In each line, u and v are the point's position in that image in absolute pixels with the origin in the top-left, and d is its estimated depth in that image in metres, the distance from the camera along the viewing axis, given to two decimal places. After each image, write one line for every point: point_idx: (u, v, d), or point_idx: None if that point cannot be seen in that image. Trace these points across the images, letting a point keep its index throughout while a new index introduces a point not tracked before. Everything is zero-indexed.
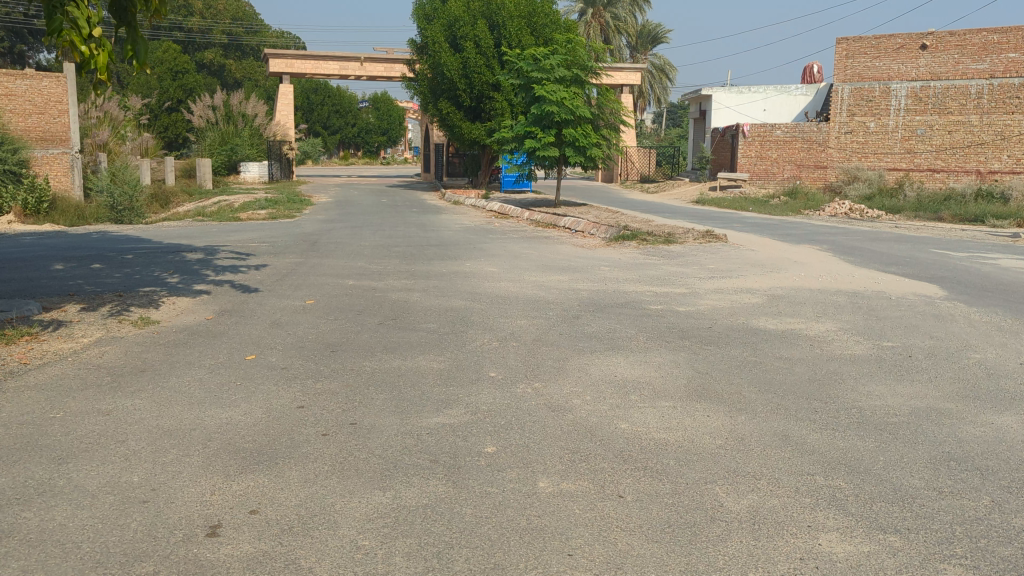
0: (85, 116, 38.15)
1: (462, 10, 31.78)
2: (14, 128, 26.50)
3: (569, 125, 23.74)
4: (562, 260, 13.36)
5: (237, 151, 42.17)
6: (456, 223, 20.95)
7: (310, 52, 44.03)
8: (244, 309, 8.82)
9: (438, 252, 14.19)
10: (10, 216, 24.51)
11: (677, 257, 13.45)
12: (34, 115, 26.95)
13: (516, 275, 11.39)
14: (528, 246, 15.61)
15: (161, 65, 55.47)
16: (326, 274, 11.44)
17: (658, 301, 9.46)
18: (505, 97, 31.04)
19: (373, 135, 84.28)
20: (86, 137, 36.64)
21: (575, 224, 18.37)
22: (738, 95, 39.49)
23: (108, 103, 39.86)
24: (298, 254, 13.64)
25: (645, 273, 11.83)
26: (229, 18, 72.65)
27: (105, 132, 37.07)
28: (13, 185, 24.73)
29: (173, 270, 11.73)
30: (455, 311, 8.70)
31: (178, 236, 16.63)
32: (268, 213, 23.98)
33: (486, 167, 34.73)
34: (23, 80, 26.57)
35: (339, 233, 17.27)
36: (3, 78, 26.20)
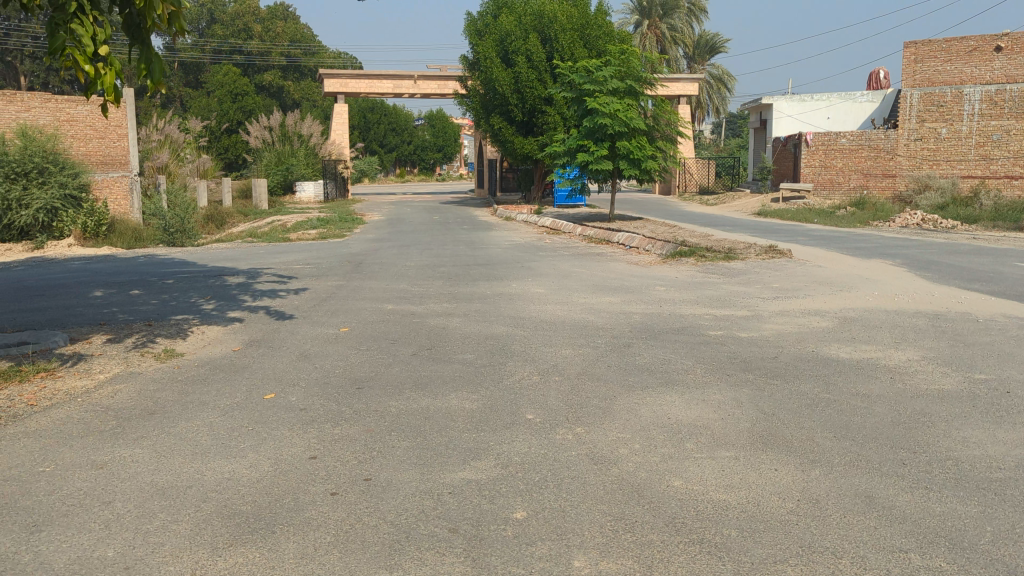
0: (145, 139, 38.78)
1: (514, 24, 31.39)
2: (75, 153, 26.83)
3: (623, 138, 23.04)
4: (614, 279, 12.69)
5: (293, 171, 42.43)
6: (507, 240, 20.41)
7: (365, 72, 44.15)
8: (274, 339, 8.33)
9: (485, 272, 13.64)
10: (70, 239, 24.70)
11: (737, 275, 12.68)
12: (94, 140, 27.27)
13: (564, 297, 10.76)
14: (579, 264, 14.99)
15: (221, 87, 56.40)
16: (365, 298, 10.95)
17: (718, 326, 8.73)
18: (558, 110, 30.47)
19: (428, 152, 84.64)
20: (146, 160, 37.21)
21: (629, 239, 17.63)
22: (801, 103, 38.39)
23: (168, 127, 40.36)
24: (341, 276, 13.22)
25: (702, 293, 11.09)
26: (288, 40, 73.73)
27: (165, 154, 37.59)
28: (73, 210, 24.89)
29: (210, 296, 11.38)
30: (495, 339, 8.10)
31: (224, 258, 16.41)
32: (318, 234, 23.75)
33: (539, 182, 34.21)
34: (83, 106, 26.98)
35: (385, 253, 16.87)
36: (65, 104, 26.57)
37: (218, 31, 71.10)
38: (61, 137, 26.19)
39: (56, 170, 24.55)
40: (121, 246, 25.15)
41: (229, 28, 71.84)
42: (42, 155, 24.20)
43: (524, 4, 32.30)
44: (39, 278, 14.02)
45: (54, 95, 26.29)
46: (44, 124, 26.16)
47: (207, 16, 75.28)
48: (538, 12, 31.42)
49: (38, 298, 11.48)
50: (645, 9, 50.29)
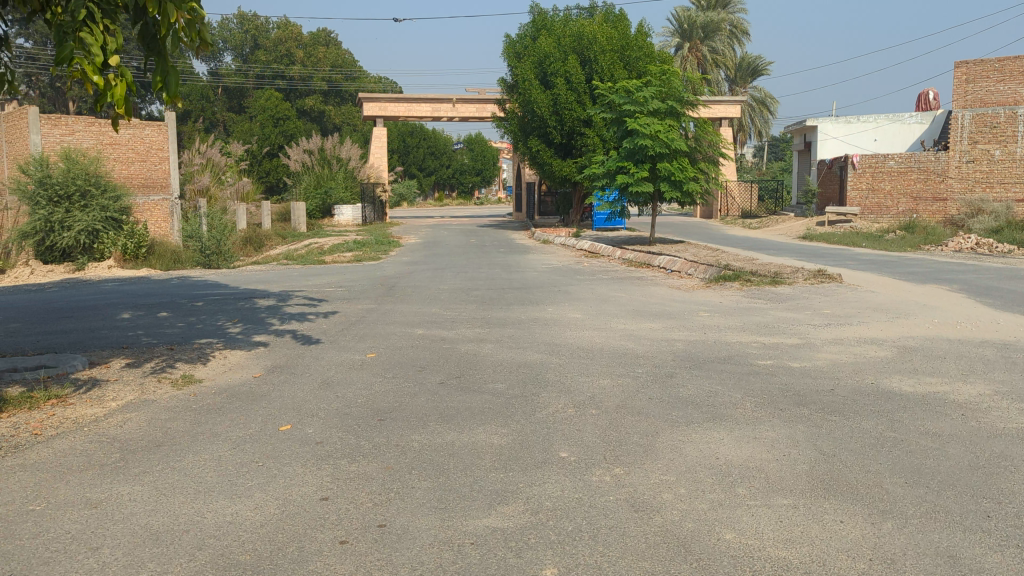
0: (187, 163, 39.21)
1: (553, 46, 31.15)
2: (117, 176, 27.01)
3: (664, 159, 22.54)
4: (656, 303, 12.18)
5: (331, 194, 42.57)
6: (543, 264, 20.02)
7: (404, 95, 44.27)
8: (298, 365, 7.96)
9: (521, 295, 13.23)
10: (110, 261, 24.70)
11: (784, 300, 12.10)
12: (136, 163, 27.45)
13: (604, 322, 10.28)
14: (618, 287, 14.51)
15: (263, 112, 57.04)
16: (397, 322, 10.58)
17: (767, 355, 8.16)
18: (597, 132, 30.08)
19: (467, 175, 84.84)
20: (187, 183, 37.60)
21: (671, 262, 17.12)
22: (846, 125, 37.68)
23: (210, 150, 40.71)
24: (372, 300, 12.89)
25: (749, 319, 10.53)
26: (329, 66, 74.60)
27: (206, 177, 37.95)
28: (114, 231, 24.93)
29: (237, 319, 11.10)
30: (529, 367, 7.63)
31: (255, 281, 16.23)
32: (354, 257, 23.55)
33: (578, 206, 33.85)
34: (126, 129, 27.18)
35: (418, 277, 16.58)
36: (108, 128, 26.84)
37: (261, 57, 72.21)
38: (104, 160, 26.38)
39: (97, 192, 24.65)
40: (159, 268, 25.12)
41: (272, 53, 72.91)
42: (84, 177, 24.32)
43: (563, 25, 32.06)
44: (70, 300, 13.92)
45: (97, 119, 26.51)
46: (87, 147, 26.37)
47: (251, 42, 76.48)
48: (577, 34, 31.17)
49: (65, 320, 11.31)
50: (686, 31, 49.86)
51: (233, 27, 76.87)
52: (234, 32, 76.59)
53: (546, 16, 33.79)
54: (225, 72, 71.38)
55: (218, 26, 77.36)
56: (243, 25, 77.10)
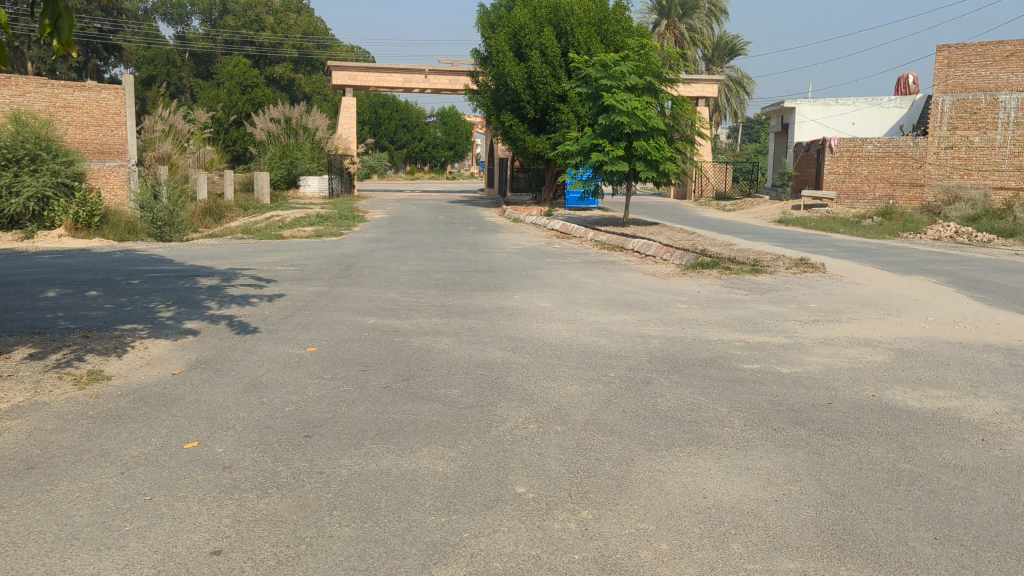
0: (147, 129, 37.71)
1: (529, 17, 30.07)
2: (71, 140, 25.56)
3: (640, 137, 21.68)
4: (629, 292, 11.31)
5: (297, 165, 41.30)
6: (513, 244, 19.10)
7: (374, 65, 42.96)
8: (229, 359, 7.02)
9: (485, 280, 12.31)
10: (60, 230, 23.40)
11: (767, 292, 11.29)
12: (91, 128, 26.02)
13: (573, 314, 9.38)
14: (589, 272, 13.63)
15: (230, 78, 55.35)
16: (347, 309, 9.62)
17: (754, 357, 7.32)
18: (572, 108, 29.10)
19: (439, 149, 83.52)
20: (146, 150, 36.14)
21: (645, 246, 16.29)
22: (824, 108, 36.97)
23: (173, 117, 39.20)
24: (325, 282, 11.93)
25: (730, 314, 9.69)
26: (300, 33, 72.77)
27: (166, 144, 36.51)
28: (65, 199, 23.54)
29: (172, 301, 10.09)
30: (488, 368, 6.72)
31: (204, 257, 15.17)
32: (314, 231, 22.54)
33: (551, 183, 32.92)
34: (81, 92, 25.71)
35: (380, 256, 15.64)
36: (61, 90, 25.37)
37: (230, 21, 70.27)
38: (56, 124, 24.97)
39: (48, 156, 23.31)
40: (112, 238, 23.81)
41: (241, 19, 71.01)
42: (33, 141, 23.02)
43: None
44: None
45: (50, 80, 25.06)
46: (39, 110, 24.92)
47: (220, 7, 74.38)
48: (554, 5, 30.09)
49: None
50: (664, 8, 48.79)
51: None
52: None
53: None
54: (192, 36, 69.36)
55: None
56: None
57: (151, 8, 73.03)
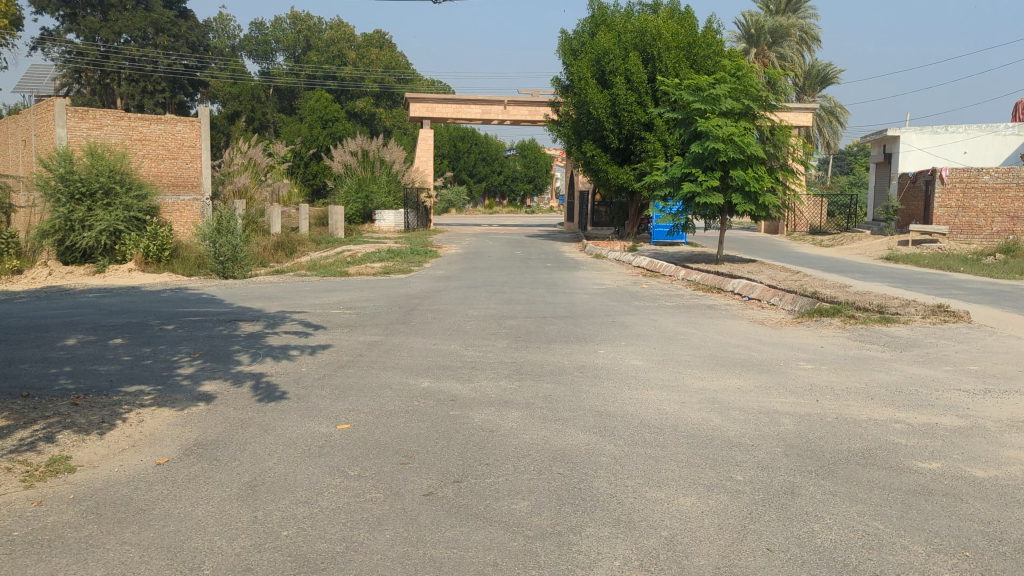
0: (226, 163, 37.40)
1: (613, 42, 28.59)
2: (146, 174, 25.01)
3: (737, 166, 19.81)
4: (739, 347, 9.44)
5: (372, 199, 40.60)
6: (596, 283, 17.39)
7: (452, 97, 42.14)
8: (237, 441, 5.45)
9: (564, 329, 10.61)
10: (131, 263, 22.59)
11: (908, 348, 9.28)
12: (166, 161, 25.45)
13: (673, 378, 7.59)
14: (684, 319, 11.82)
15: (311, 112, 55.47)
16: (399, 366, 8.03)
17: (928, 450, 5.38)
18: (659, 137, 27.34)
19: (519, 183, 82.70)
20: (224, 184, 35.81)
21: (747, 288, 14.37)
22: (932, 136, 34.40)
23: (253, 150, 38.79)
24: (380, 329, 10.43)
25: (871, 379, 7.73)
26: (381, 68, 73.20)
27: (244, 177, 36.12)
28: (137, 233, 22.73)
29: (199, 354, 8.67)
30: (567, 465, 4.96)
31: (256, 297, 13.93)
32: (382, 268, 21.25)
33: (634, 217, 31.14)
34: (157, 125, 25.13)
35: (447, 297, 14.12)
36: (138, 123, 24.75)
37: (313, 57, 71.40)
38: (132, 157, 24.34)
39: (122, 190, 22.61)
40: (184, 273, 22.79)
41: (323, 54, 71.72)
42: (108, 174, 22.34)
43: (625, 21, 29.47)
44: (32, 315, 11.72)
45: (127, 113, 24.47)
46: (115, 143, 24.28)
47: (304, 43, 75.32)
48: (640, 29, 28.51)
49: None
50: (753, 37, 46.67)
51: (287, 27, 75.85)
52: (287, 32, 75.41)
53: (606, 12, 31.22)
54: (276, 72, 70.25)
55: (273, 25, 76.46)
56: (297, 25, 76.13)
57: (238, 45, 74.39)
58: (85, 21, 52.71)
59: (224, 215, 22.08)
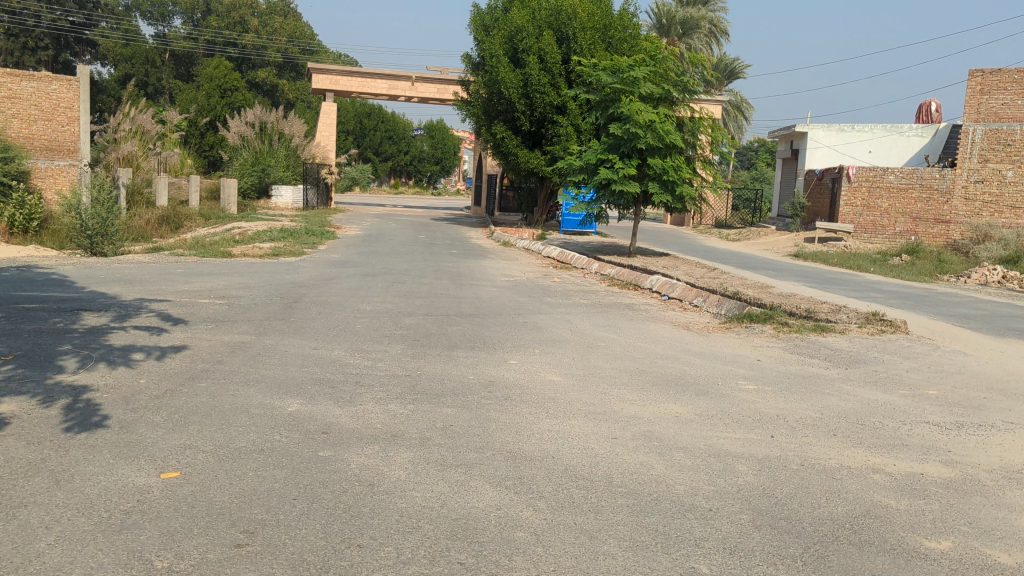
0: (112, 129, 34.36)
1: (527, 20, 27.28)
2: (14, 135, 22.11)
3: (655, 154, 18.81)
4: (667, 358, 8.26)
5: (269, 173, 38.31)
6: (504, 274, 16.11)
7: (357, 70, 40.13)
8: (6, 503, 3.87)
9: (469, 331, 9.23)
10: None
11: (852, 365, 8.29)
12: (39, 122, 22.52)
13: (597, 403, 6.31)
14: (602, 320, 10.61)
15: (208, 80, 52.48)
16: (265, 379, 6.49)
17: (930, 520, 4.26)
18: (572, 121, 26.18)
19: (426, 164, 80.81)
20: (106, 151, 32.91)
21: (667, 286, 13.31)
22: (838, 133, 34.63)
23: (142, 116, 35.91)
24: (252, 326, 8.83)
25: (824, 406, 6.65)
26: (285, 37, 70.18)
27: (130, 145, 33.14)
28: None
29: (12, 356, 6.93)
30: (473, 549, 3.61)
31: (115, 280, 12.05)
32: (271, 249, 19.46)
33: (543, 203, 29.98)
34: (28, 81, 22.29)
35: (338, 287, 12.57)
36: (5, 78, 21.99)
37: (212, 22, 67.77)
38: None
39: None
40: (53, 246, 20.51)
41: (224, 20, 68.17)
42: None
43: None
44: None
45: None
46: None
47: (203, 7, 71.43)
48: (555, 7, 27.29)
49: None
50: (664, 26, 46.19)
51: None
52: None
53: None
54: (173, 36, 66.34)
55: None
56: None
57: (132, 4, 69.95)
58: None
59: (101, 186, 19.62)
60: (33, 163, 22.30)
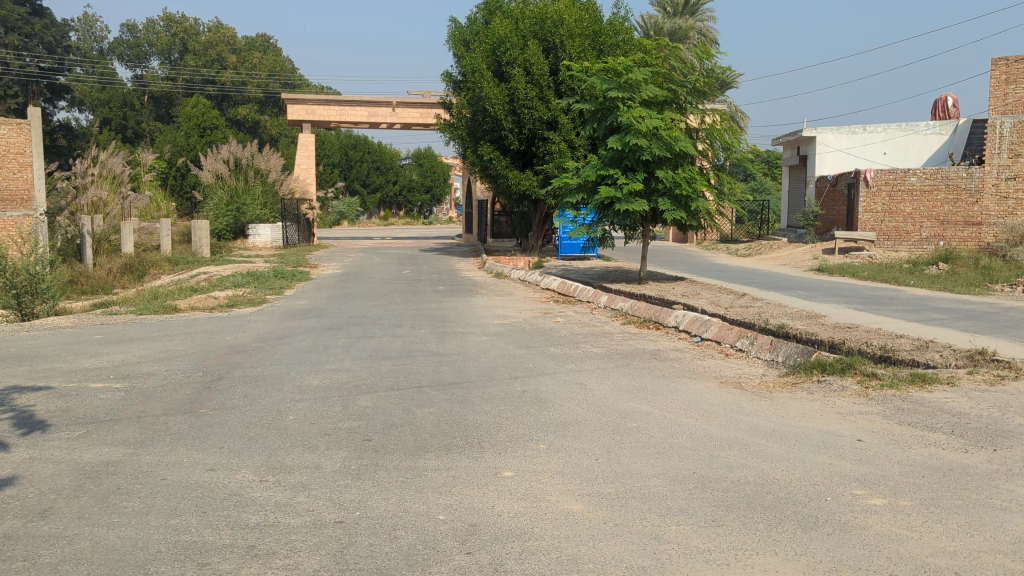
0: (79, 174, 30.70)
1: (510, 30, 24.95)
2: None
3: (663, 166, 16.32)
4: (730, 450, 5.72)
5: (245, 212, 35.90)
6: (498, 315, 13.62)
7: (333, 98, 37.88)
8: None
9: (448, 416, 6.63)
10: None
11: (999, 442, 5.70)
12: None
13: (652, 571, 3.74)
14: (626, 381, 8.04)
15: (185, 119, 50.20)
16: (98, 557, 3.91)
17: None
18: (565, 136, 23.74)
19: (416, 193, 78.55)
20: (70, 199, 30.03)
21: (698, 324, 10.74)
22: (849, 135, 31.82)
23: (113, 159, 32.12)
24: (139, 431, 6.25)
25: (1020, 539, 4.03)
26: (266, 72, 68.48)
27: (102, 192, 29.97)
28: None
29: None
30: None
31: (5, 359, 9.51)
32: (228, 298, 16.97)
33: (538, 227, 27.50)
34: None
35: (288, 349, 10.00)
36: None
37: (190, 60, 65.94)
38: None
39: None
40: None
41: (200, 57, 66.09)
42: None
43: (523, 7, 25.94)
44: None
45: None
46: None
47: (180, 47, 69.25)
48: (539, 15, 25.02)
49: None
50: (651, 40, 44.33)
51: (160, 29, 69.34)
52: (161, 34, 68.82)
53: None
54: (150, 77, 64.09)
55: (145, 28, 70.19)
56: (171, 27, 69.63)
57: (106, 48, 68.33)
58: None
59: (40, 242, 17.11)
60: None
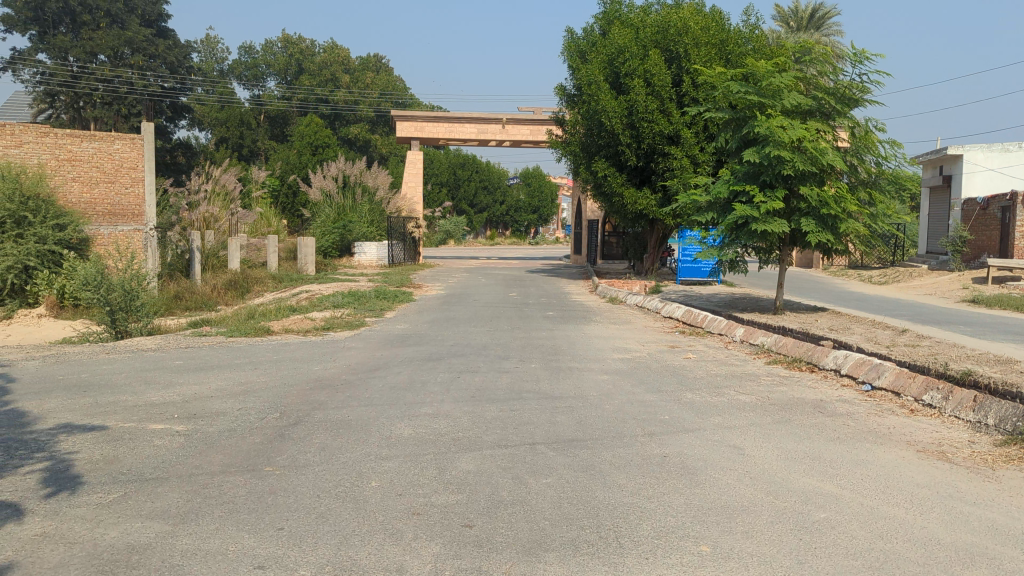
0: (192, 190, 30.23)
1: (630, 40, 23.45)
2: (73, 202, 19.16)
3: (805, 181, 14.42)
4: (977, 569, 4.04)
5: (351, 229, 35.42)
6: (617, 347, 12.02)
7: (442, 114, 37.11)
8: None
9: (571, 491, 5.12)
10: (41, 308, 17.72)
11: None
12: (101, 186, 19.52)
13: None
14: (793, 444, 6.35)
15: (298, 138, 50.65)
16: None
17: None
18: (688, 152, 21.99)
19: (522, 213, 77.74)
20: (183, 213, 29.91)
21: (867, 368, 8.90)
22: (1003, 154, 28.73)
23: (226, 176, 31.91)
24: (185, 499, 4.96)
25: None
26: (377, 92, 69.05)
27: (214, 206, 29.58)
28: (53, 271, 17.99)
29: None
30: None
31: (71, 388, 8.48)
32: (326, 319, 15.91)
33: (654, 248, 25.73)
34: (89, 142, 19.34)
35: (380, 385, 8.66)
36: (65, 140, 19.03)
37: (306, 80, 66.98)
38: (52, 183, 18.60)
39: (36, 219, 17.56)
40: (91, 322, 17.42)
41: (316, 78, 67.06)
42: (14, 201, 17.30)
43: (644, 15, 24.41)
44: None
45: (51, 128, 18.80)
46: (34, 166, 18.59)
47: (297, 68, 70.46)
48: (661, 24, 23.43)
49: None
50: None
51: (279, 51, 70.78)
52: (279, 56, 70.13)
53: (620, 7, 26.23)
54: (267, 97, 65.36)
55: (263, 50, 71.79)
56: (289, 49, 70.94)
57: (227, 69, 70.15)
58: (55, 38, 45.80)
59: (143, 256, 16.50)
60: (94, 231, 19.27)
